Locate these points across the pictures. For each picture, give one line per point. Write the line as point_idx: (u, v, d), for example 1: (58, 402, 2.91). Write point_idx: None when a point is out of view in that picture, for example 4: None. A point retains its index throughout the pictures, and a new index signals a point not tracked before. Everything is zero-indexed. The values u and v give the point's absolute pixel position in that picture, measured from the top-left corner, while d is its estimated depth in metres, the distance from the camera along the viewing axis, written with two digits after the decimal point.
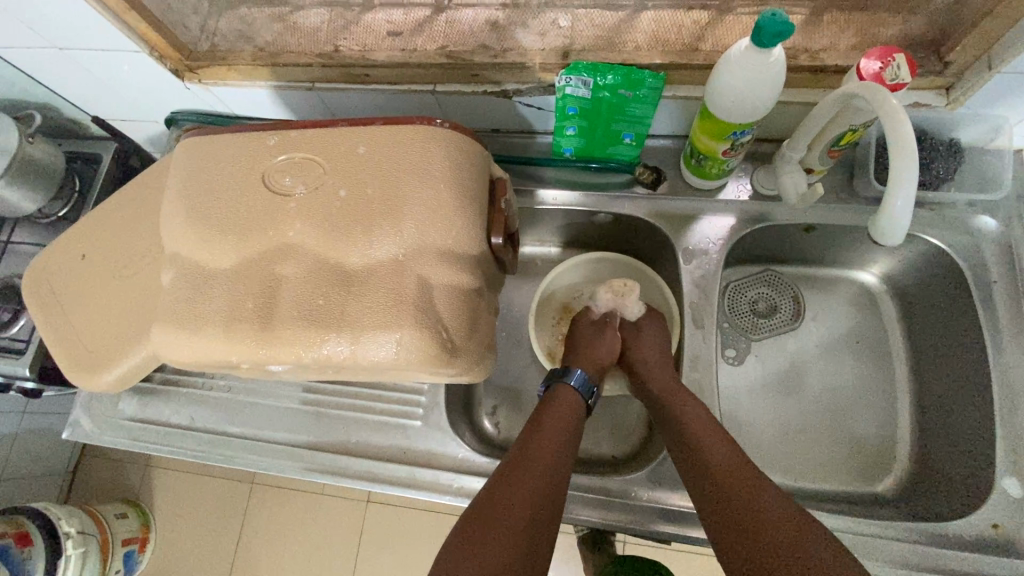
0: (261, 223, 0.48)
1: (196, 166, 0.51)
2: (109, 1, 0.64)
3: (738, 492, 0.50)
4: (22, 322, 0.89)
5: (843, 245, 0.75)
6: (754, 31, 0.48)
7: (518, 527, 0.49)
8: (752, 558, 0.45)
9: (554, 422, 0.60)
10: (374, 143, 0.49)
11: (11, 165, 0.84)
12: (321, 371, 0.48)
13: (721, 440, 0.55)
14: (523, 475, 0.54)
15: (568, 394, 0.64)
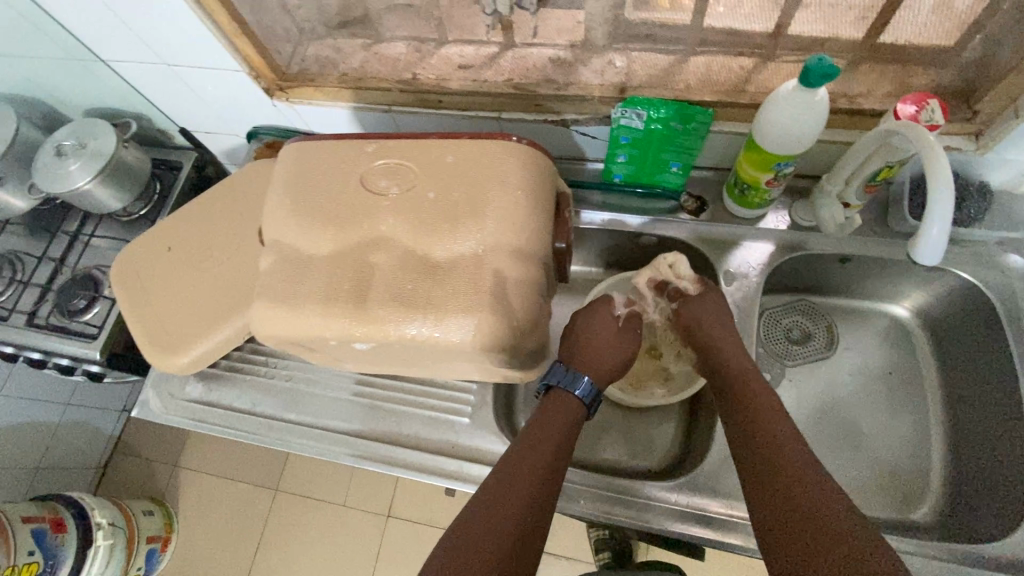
0: (357, 216, 0.54)
1: (301, 166, 0.58)
2: (225, 27, 0.73)
3: (787, 468, 0.53)
4: (96, 309, 0.96)
5: (876, 277, 0.79)
6: (803, 71, 0.54)
7: (515, 526, 0.53)
8: (790, 535, 0.48)
9: (551, 423, 0.62)
10: (461, 153, 0.55)
11: (107, 166, 0.92)
12: (400, 350, 0.53)
13: (784, 423, 0.58)
14: (522, 474, 0.57)
15: (568, 399, 0.65)
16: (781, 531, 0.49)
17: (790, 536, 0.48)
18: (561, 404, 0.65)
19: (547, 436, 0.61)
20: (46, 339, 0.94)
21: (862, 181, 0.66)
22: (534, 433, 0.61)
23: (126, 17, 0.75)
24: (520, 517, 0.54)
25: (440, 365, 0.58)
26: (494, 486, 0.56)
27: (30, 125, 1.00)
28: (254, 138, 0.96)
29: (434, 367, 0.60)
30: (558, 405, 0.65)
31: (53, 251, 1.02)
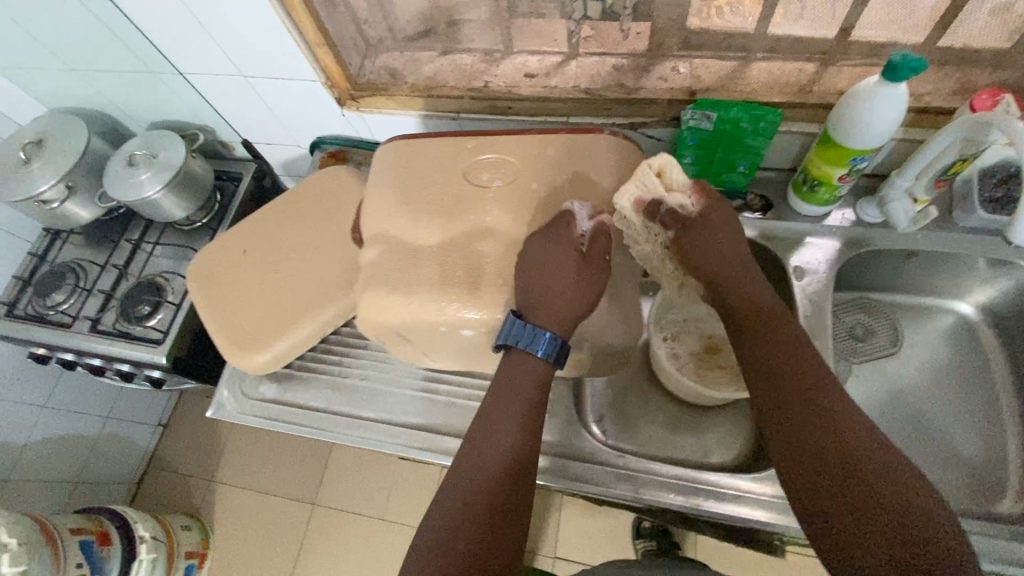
0: (463, 207, 0.57)
1: (404, 161, 0.61)
2: (309, 37, 0.77)
3: (828, 427, 0.48)
4: (161, 315, 0.97)
5: (941, 272, 0.80)
6: (884, 67, 0.57)
7: (486, 509, 0.50)
8: (850, 514, 0.44)
9: (512, 395, 0.54)
10: (560, 147, 0.59)
11: (176, 175, 0.95)
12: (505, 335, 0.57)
13: (817, 365, 0.51)
14: (490, 461, 0.52)
15: (531, 362, 0.53)
16: (837, 506, 0.44)
17: (839, 504, 0.44)
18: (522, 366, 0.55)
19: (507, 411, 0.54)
20: (112, 345, 0.95)
21: (933, 175, 0.68)
22: (496, 411, 0.54)
23: (213, 30, 0.78)
24: (489, 506, 0.50)
25: None
26: (461, 478, 0.52)
27: (98, 137, 1.03)
28: (319, 147, 0.99)
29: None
30: (519, 372, 0.54)
31: (116, 260, 1.04)
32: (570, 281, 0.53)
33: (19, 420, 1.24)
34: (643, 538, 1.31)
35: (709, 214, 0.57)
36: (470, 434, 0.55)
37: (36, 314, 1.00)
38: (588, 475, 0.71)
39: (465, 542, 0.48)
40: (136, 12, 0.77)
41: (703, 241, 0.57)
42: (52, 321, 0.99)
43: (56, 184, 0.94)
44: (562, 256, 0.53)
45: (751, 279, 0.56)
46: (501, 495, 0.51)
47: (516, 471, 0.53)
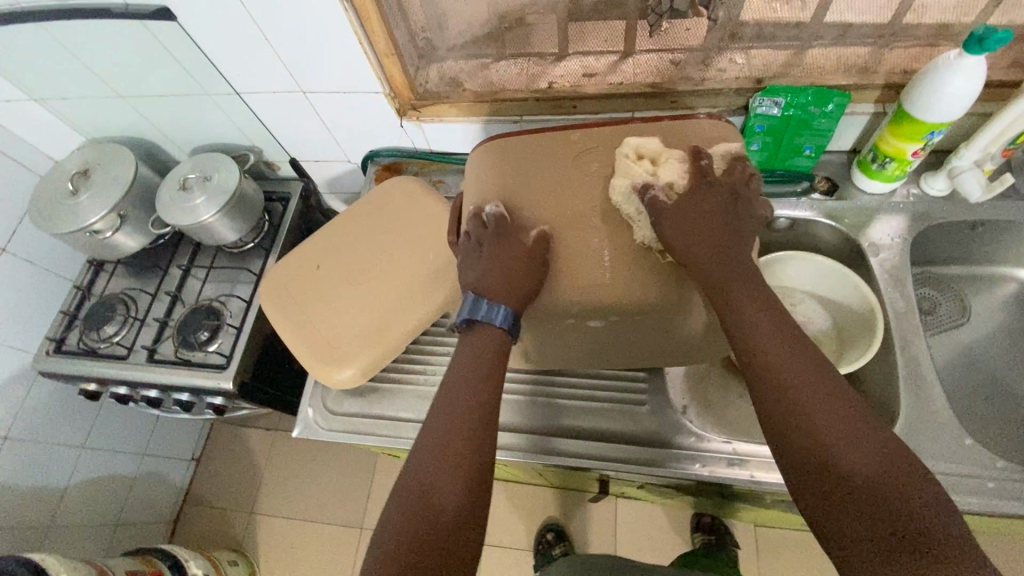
0: (579, 192, 0.61)
1: (511, 156, 0.64)
2: (379, 48, 0.77)
3: (809, 420, 0.46)
4: (221, 340, 0.95)
5: (1005, 240, 0.83)
6: (969, 38, 0.59)
7: (447, 491, 0.48)
8: (837, 507, 0.43)
9: (472, 368, 0.53)
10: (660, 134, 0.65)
11: (231, 198, 0.93)
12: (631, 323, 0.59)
13: (788, 351, 0.49)
14: (450, 441, 0.50)
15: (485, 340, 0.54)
16: (825, 500, 0.43)
17: (826, 500, 0.44)
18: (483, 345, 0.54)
19: (464, 385, 0.53)
20: (173, 372, 0.93)
21: (1001, 145, 0.71)
22: (456, 387, 0.53)
23: (278, 46, 0.78)
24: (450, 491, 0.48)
25: (658, 343, 0.62)
26: (416, 464, 0.50)
27: (143, 165, 1.01)
28: (373, 160, 1.00)
29: (644, 340, 0.62)
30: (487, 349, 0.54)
31: (165, 287, 1.02)
32: (517, 268, 0.56)
33: (60, 463, 1.20)
34: (704, 531, 1.29)
35: (717, 191, 0.55)
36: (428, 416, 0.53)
37: (86, 348, 0.97)
38: (695, 463, 0.71)
39: (426, 526, 0.46)
40: (201, 32, 0.77)
41: (691, 226, 0.54)
42: (105, 354, 0.96)
43: (107, 214, 0.92)
44: (505, 243, 0.57)
45: (739, 259, 0.53)
46: (463, 481, 0.48)
47: (480, 443, 0.50)
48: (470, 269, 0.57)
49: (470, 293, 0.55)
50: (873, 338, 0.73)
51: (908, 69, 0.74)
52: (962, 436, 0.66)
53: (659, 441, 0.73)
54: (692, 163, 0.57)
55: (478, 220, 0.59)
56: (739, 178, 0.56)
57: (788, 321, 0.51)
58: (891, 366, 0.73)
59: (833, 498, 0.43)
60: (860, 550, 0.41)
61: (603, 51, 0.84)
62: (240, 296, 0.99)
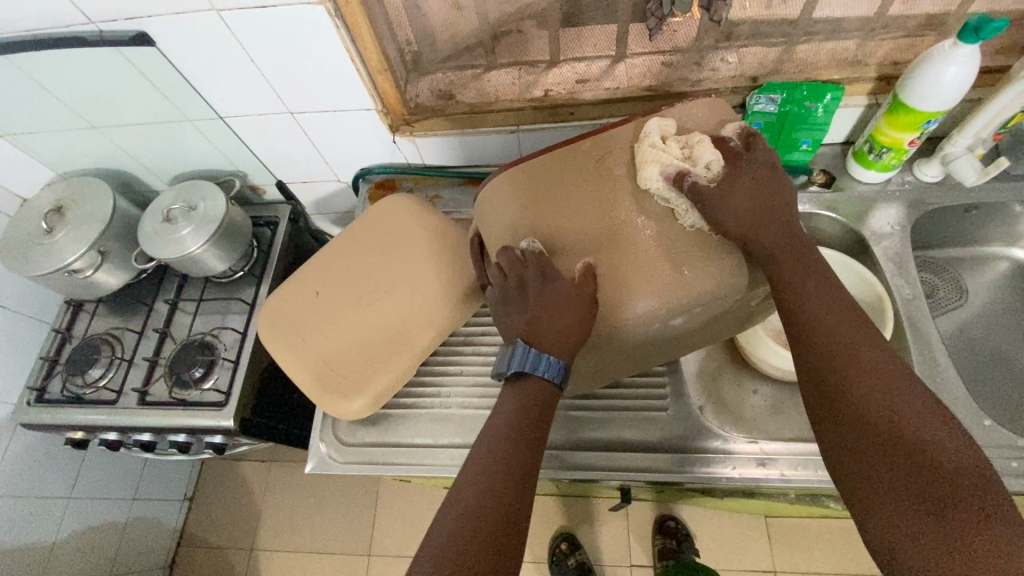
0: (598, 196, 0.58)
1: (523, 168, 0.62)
2: (370, 63, 0.75)
3: (850, 380, 0.47)
4: (217, 376, 0.91)
5: (996, 221, 0.85)
6: (965, 27, 0.61)
7: (486, 537, 0.47)
8: (867, 469, 0.44)
9: (515, 418, 0.53)
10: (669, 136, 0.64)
11: (219, 228, 0.89)
12: (659, 332, 0.57)
13: (836, 320, 0.51)
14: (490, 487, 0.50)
15: (538, 387, 0.54)
16: (857, 456, 0.45)
17: (858, 456, 0.45)
18: (530, 394, 0.54)
19: (506, 445, 0.52)
20: (168, 414, 0.88)
21: (991, 130, 0.73)
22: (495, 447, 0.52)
23: (264, 67, 0.75)
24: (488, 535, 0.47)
25: (681, 342, 0.61)
26: (454, 505, 0.50)
27: (121, 197, 0.96)
28: (364, 178, 0.97)
29: (671, 343, 0.61)
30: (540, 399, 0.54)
31: (152, 324, 0.97)
32: (562, 308, 0.54)
33: (37, 518, 1.11)
34: (665, 534, 1.30)
35: (753, 167, 0.56)
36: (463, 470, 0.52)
37: (70, 395, 0.92)
38: (722, 466, 0.70)
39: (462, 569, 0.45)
40: (181, 55, 0.74)
41: (741, 201, 0.55)
42: (92, 400, 0.91)
43: (86, 252, 0.87)
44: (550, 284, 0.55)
45: (782, 237, 0.55)
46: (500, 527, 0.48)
47: (518, 501, 0.50)
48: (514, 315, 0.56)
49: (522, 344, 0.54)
50: (884, 327, 0.73)
51: (897, 60, 0.76)
52: (982, 417, 0.67)
53: (687, 446, 0.72)
54: (718, 143, 0.58)
55: (515, 258, 0.56)
56: (768, 154, 0.57)
57: (840, 297, 0.52)
58: (904, 352, 0.73)
59: (864, 453, 0.44)
60: (889, 503, 0.42)
61: (595, 56, 0.83)
62: (234, 328, 0.94)
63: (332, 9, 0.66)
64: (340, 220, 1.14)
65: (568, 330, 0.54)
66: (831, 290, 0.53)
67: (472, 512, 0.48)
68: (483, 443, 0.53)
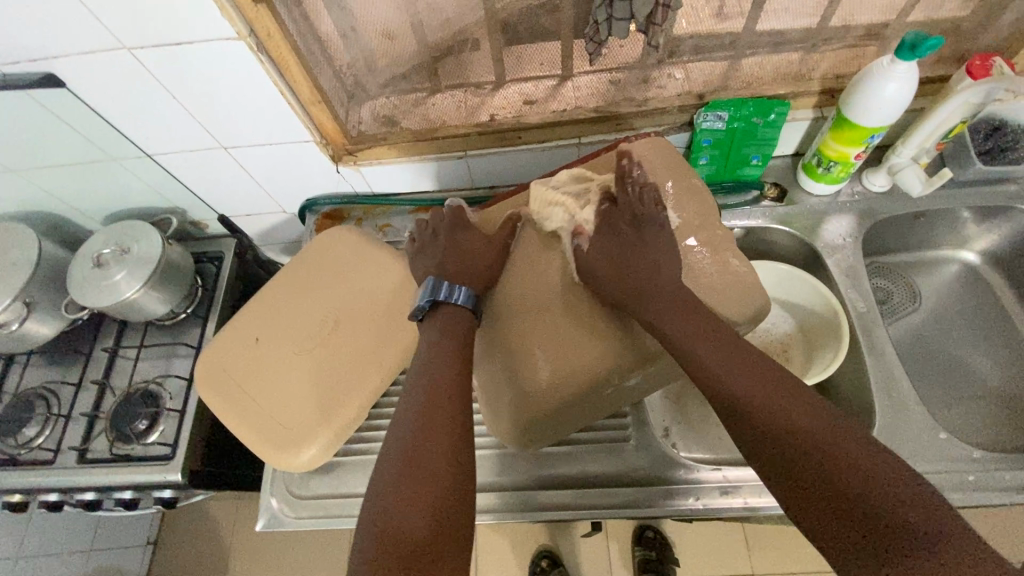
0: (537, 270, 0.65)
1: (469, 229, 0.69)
2: (303, 95, 0.71)
3: (768, 421, 0.47)
4: (162, 428, 0.86)
5: (945, 225, 0.86)
6: (902, 44, 0.60)
7: (443, 422, 0.53)
8: (811, 508, 0.43)
9: (452, 334, 0.60)
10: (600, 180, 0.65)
11: (155, 269, 0.84)
12: (602, 395, 0.61)
13: (738, 364, 0.51)
14: (439, 384, 0.56)
15: (455, 313, 0.62)
16: (799, 496, 0.44)
17: (798, 495, 0.44)
18: (450, 323, 0.61)
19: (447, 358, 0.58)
20: (111, 473, 0.83)
21: (936, 141, 0.73)
22: (426, 391, 0.56)
23: (189, 103, 0.71)
24: (446, 420, 0.54)
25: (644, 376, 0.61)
26: (408, 407, 0.55)
27: (48, 240, 0.90)
28: (311, 210, 0.93)
29: (621, 395, 0.63)
30: (448, 324, 0.61)
31: (91, 375, 0.91)
32: (476, 250, 0.66)
33: None
34: (645, 545, 1.29)
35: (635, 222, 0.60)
36: (401, 404, 0.56)
37: (3, 457, 0.85)
38: (685, 496, 0.69)
39: (428, 445, 0.52)
40: (97, 95, 0.69)
41: (620, 276, 0.59)
42: (27, 462, 0.85)
43: (10, 304, 0.81)
44: (457, 225, 0.69)
45: (675, 307, 0.56)
46: (453, 414, 0.54)
47: (462, 397, 0.56)
48: (432, 258, 0.68)
49: (429, 278, 0.65)
50: (840, 343, 0.73)
51: (841, 73, 0.75)
52: (937, 431, 0.67)
53: (653, 476, 0.71)
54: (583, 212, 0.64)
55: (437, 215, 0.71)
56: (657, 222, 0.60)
57: (735, 342, 0.53)
58: (861, 367, 0.73)
59: (802, 490, 0.44)
60: (838, 541, 0.41)
61: (541, 75, 0.81)
62: (179, 374, 0.89)
63: (253, 44, 0.62)
64: (290, 249, 1.09)
65: (484, 265, 0.65)
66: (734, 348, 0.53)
67: (418, 450, 0.51)
68: (414, 391, 0.57)
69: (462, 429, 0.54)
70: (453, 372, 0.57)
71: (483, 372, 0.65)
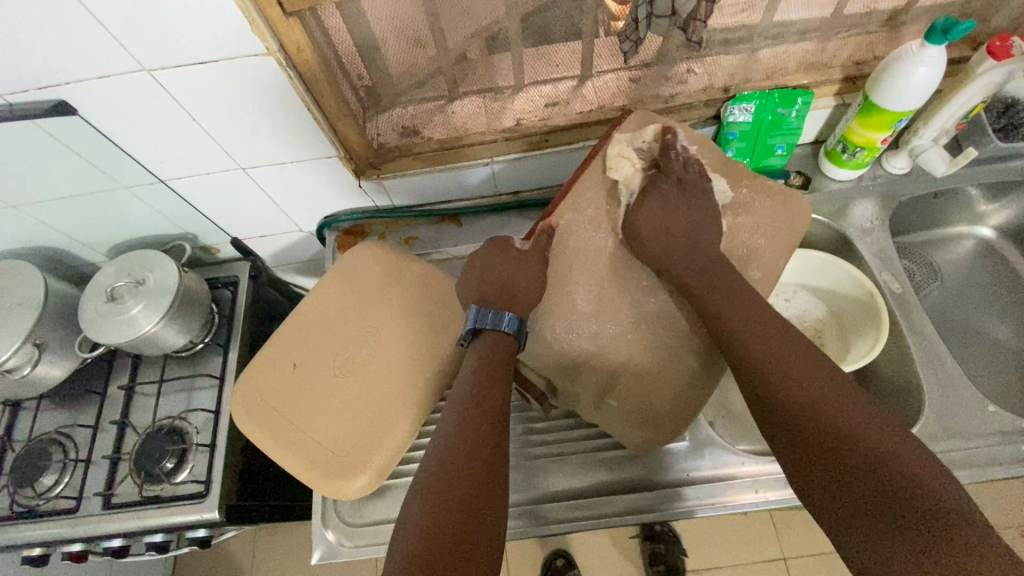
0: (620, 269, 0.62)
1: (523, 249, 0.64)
2: (329, 110, 0.69)
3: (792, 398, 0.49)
4: (190, 465, 0.82)
5: (963, 202, 0.88)
6: (934, 27, 0.62)
7: (474, 468, 0.50)
8: (824, 483, 0.45)
9: (492, 366, 0.57)
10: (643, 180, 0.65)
11: (174, 299, 0.80)
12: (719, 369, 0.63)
13: (773, 347, 0.53)
14: (473, 424, 0.53)
15: (501, 339, 0.60)
16: (814, 469, 0.46)
17: (812, 468, 0.46)
18: (492, 354, 0.58)
19: (487, 397, 0.55)
20: (141, 516, 0.78)
21: (956, 121, 0.75)
22: (462, 418, 0.53)
23: (208, 124, 0.68)
24: (477, 465, 0.50)
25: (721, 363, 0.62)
26: (436, 451, 0.51)
27: (52, 277, 0.85)
28: (330, 227, 0.90)
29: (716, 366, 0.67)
30: (492, 348, 0.59)
31: (108, 414, 0.86)
32: (515, 264, 0.63)
33: None
34: (655, 539, 1.28)
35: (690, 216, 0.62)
36: (431, 445, 0.52)
37: (21, 510, 0.80)
38: (721, 494, 0.70)
39: (455, 492, 0.48)
40: (109, 121, 0.66)
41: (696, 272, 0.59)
42: (46, 514, 0.79)
43: (20, 347, 0.77)
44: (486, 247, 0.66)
45: (733, 299, 0.57)
46: (484, 459, 0.50)
47: (496, 441, 0.52)
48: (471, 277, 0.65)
49: (470, 305, 0.63)
50: (880, 325, 0.73)
51: (860, 60, 0.77)
52: (985, 404, 0.69)
53: (712, 472, 0.71)
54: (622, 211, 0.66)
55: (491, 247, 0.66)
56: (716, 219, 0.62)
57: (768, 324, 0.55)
58: (904, 348, 0.74)
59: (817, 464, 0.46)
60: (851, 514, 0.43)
61: (561, 76, 0.78)
62: (204, 407, 0.86)
63: (282, 59, 0.60)
64: (304, 268, 1.06)
65: (528, 284, 0.62)
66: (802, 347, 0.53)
67: (446, 476, 0.49)
68: (447, 419, 0.54)
69: (493, 479, 0.50)
70: (490, 412, 0.54)
71: (614, 399, 0.63)
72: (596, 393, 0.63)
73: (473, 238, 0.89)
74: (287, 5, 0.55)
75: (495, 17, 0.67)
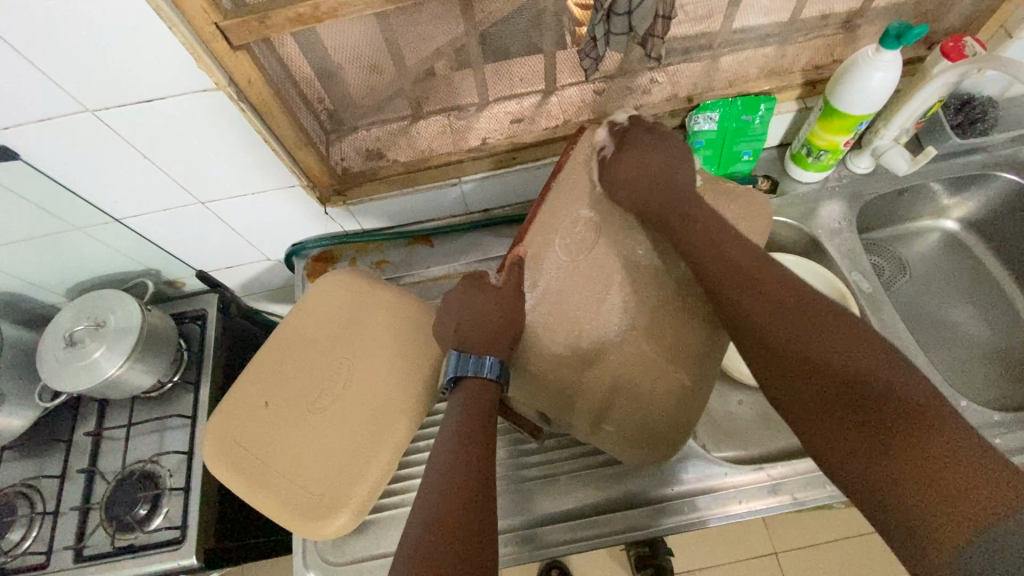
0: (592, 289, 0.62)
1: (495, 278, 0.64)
2: (288, 141, 0.67)
3: (784, 345, 0.50)
4: (165, 510, 0.79)
5: (925, 198, 0.89)
6: (887, 34, 0.63)
7: (461, 517, 0.48)
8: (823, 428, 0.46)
9: (476, 414, 0.56)
10: (610, 197, 0.65)
11: (137, 340, 0.77)
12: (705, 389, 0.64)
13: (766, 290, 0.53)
14: (458, 471, 0.52)
15: (483, 387, 0.59)
16: (813, 416, 0.47)
17: (820, 411, 0.46)
18: (474, 399, 0.58)
19: (472, 445, 0.54)
20: (116, 568, 0.75)
21: (915, 120, 0.76)
22: (447, 476, 0.51)
23: (161, 160, 0.65)
24: (462, 516, 0.49)
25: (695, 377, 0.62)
26: (421, 504, 0.50)
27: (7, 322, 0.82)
28: (298, 254, 0.88)
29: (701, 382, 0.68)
30: (473, 396, 0.58)
31: (75, 463, 0.83)
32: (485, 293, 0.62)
33: None
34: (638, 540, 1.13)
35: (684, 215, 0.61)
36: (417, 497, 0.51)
37: None
38: (708, 506, 0.69)
39: (443, 543, 0.46)
40: (54, 163, 0.63)
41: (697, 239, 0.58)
42: (14, 571, 0.76)
43: None
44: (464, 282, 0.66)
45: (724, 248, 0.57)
46: (471, 506, 0.50)
47: (481, 488, 0.51)
48: (449, 311, 0.65)
49: (449, 350, 0.62)
50: None
51: (819, 64, 0.77)
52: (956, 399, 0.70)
53: (696, 482, 0.70)
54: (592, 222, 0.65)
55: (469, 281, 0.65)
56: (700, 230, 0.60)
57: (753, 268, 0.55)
58: None
59: (825, 408, 0.46)
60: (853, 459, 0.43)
61: (524, 92, 0.77)
62: (176, 448, 0.83)
63: (233, 94, 0.58)
64: (275, 295, 1.04)
65: (502, 314, 0.61)
66: (791, 285, 0.52)
67: (431, 539, 0.47)
68: (432, 468, 0.53)
69: (480, 528, 0.48)
70: (474, 459, 0.53)
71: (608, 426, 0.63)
72: (590, 421, 0.63)
73: (446, 257, 0.88)
74: (233, 40, 0.53)
75: (453, 35, 0.65)
